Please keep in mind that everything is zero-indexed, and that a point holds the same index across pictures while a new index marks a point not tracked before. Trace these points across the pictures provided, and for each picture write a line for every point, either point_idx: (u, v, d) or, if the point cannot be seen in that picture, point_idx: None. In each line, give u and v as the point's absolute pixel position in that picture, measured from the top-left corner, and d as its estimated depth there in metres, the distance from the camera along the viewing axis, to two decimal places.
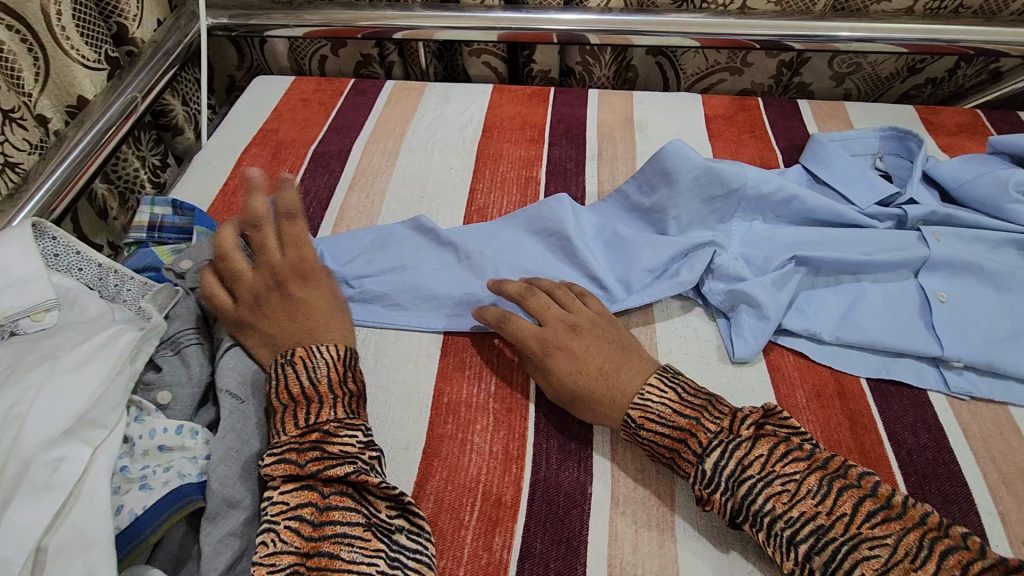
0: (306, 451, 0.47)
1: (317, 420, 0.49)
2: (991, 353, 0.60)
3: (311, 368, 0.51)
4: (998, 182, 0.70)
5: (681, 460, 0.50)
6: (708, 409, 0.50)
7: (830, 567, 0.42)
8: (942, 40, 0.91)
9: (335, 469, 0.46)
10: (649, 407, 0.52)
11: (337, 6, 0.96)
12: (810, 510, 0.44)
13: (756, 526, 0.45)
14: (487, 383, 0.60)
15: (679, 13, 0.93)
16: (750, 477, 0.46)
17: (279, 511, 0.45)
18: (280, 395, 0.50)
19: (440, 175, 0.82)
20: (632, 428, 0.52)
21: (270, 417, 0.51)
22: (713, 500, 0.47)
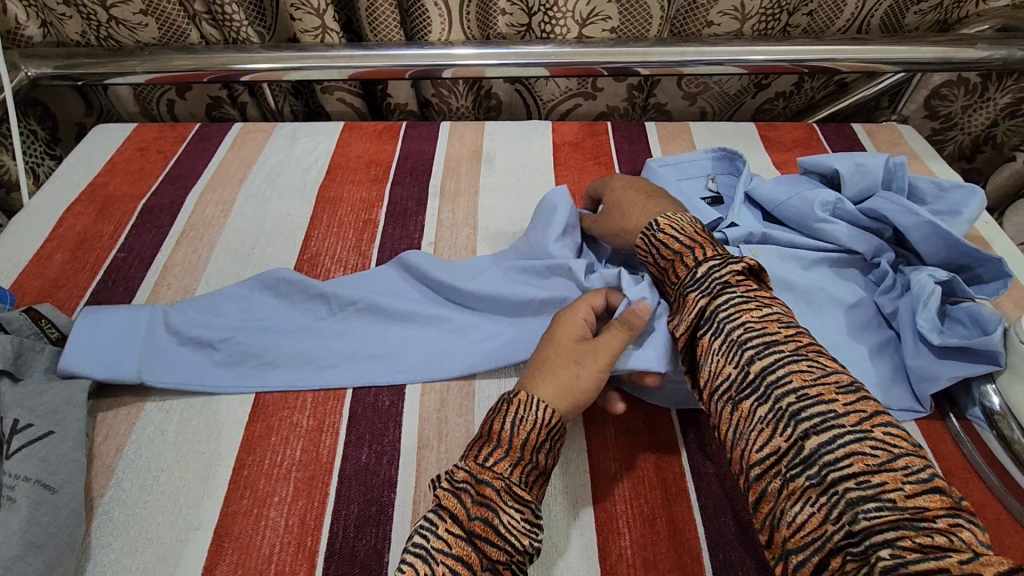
0: (478, 503, 0.46)
1: (494, 468, 0.48)
2: None
3: (518, 415, 0.50)
4: (806, 201, 0.72)
5: (681, 262, 0.56)
6: (529, 462, 0.49)
7: (766, 370, 0.46)
8: (772, 60, 0.94)
9: (494, 539, 0.44)
10: (675, 220, 0.59)
11: (173, 51, 0.92)
12: (772, 331, 0.48)
13: (715, 333, 0.50)
14: (293, 448, 0.58)
15: (522, 45, 0.93)
16: (732, 292, 0.51)
17: (439, 551, 0.43)
18: (488, 429, 0.50)
19: (276, 223, 0.80)
20: (653, 232, 0.59)
21: (477, 441, 0.50)
22: (688, 299, 0.53)
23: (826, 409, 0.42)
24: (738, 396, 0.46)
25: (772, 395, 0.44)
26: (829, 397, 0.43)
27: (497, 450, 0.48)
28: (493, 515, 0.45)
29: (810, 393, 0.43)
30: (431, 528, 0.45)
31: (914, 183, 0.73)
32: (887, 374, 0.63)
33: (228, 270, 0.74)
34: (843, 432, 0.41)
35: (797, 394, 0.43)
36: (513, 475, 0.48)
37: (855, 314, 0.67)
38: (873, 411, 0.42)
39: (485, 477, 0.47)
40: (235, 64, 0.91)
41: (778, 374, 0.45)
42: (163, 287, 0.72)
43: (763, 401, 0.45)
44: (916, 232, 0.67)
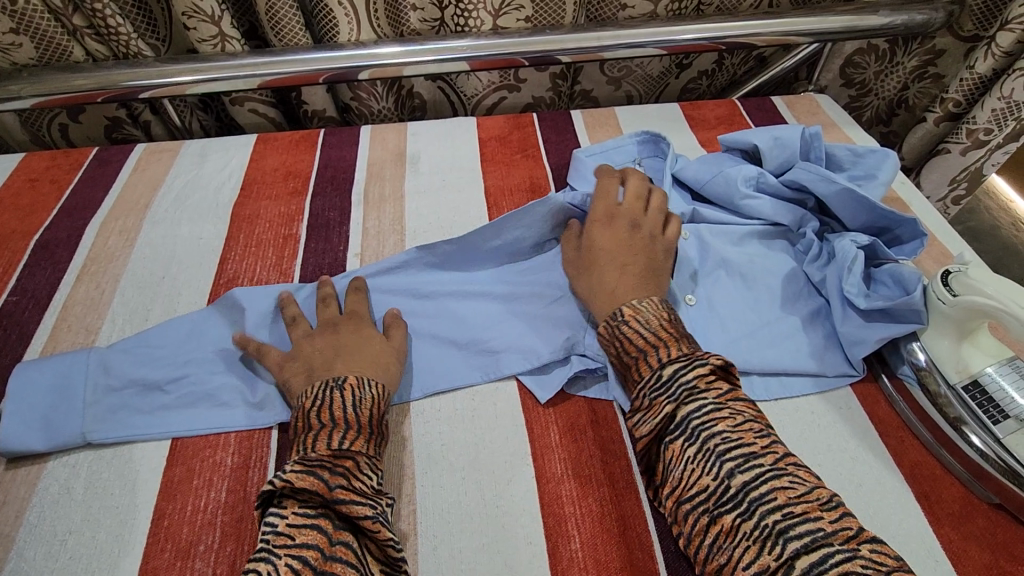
0: (335, 474, 0.47)
1: (350, 446, 0.50)
2: (731, 353, 0.62)
3: (360, 399, 0.53)
4: (730, 179, 0.72)
5: (645, 362, 0.53)
6: (376, 437, 0.53)
7: (746, 486, 0.44)
8: (690, 39, 0.94)
9: (355, 506, 0.46)
10: (641, 311, 0.57)
11: (56, 72, 0.85)
12: (748, 438, 0.46)
13: (688, 439, 0.48)
14: (217, 489, 0.54)
15: (436, 40, 0.90)
16: (703, 397, 0.49)
17: (282, 546, 0.43)
18: (320, 414, 0.52)
19: (187, 247, 0.75)
20: (620, 321, 0.57)
21: (302, 433, 0.51)
22: (654, 403, 0.50)
23: (813, 528, 0.41)
24: (717, 509, 0.45)
25: (756, 512, 0.43)
26: (814, 513, 0.42)
27: (348, 432, 0.51)
28: (355, 483, 0.47)
29: (795, 511, 0.42)
30: (273, 526, 0.44)
31: (831, 151, 0.74)
32: (820, 342, 0.63)
33: (136, 303, 0.69)
34: (833, 552, 0.39)
35: (782, 512, 0.42)
36: (368, 449, 0.51)
37: (787, 285, 0.68)
38: (857, 526, 0.41)
39: (341, 456, 0.49)
40: (130, 81, 0.85)
41: (760, 490, 0.43)
42: (64, 329, 0.66)
43: (746, 517, 0.43)
44: (834, 199, 0.68)
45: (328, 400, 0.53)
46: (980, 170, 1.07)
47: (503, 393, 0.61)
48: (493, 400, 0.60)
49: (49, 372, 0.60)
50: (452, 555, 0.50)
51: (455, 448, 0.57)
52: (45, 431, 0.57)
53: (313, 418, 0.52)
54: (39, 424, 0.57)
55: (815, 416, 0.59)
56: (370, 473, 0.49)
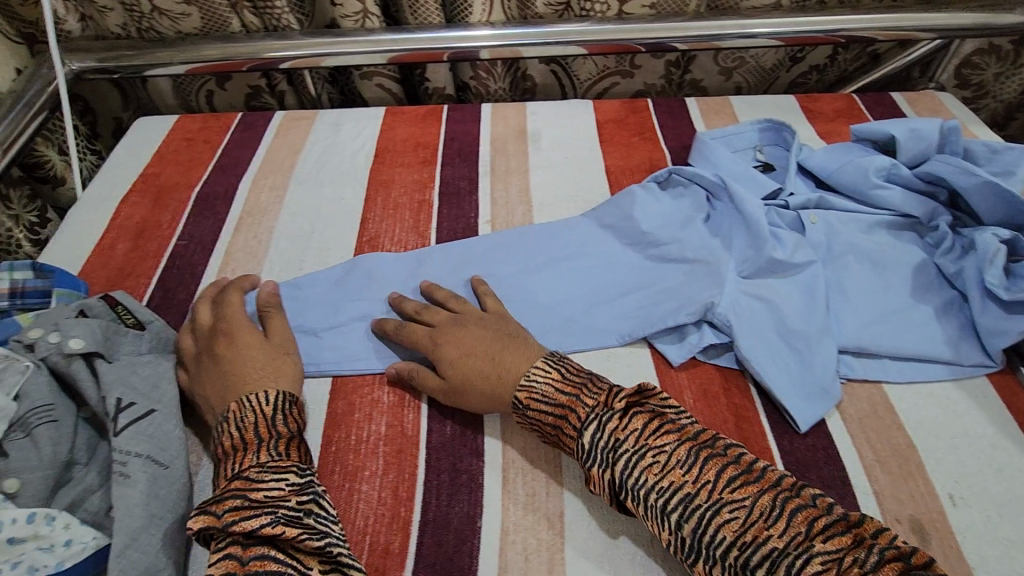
0: (225, 501, 0.45)
1: (240, 466, 0.49)
2: (862, 335, 0.63)
3: (241, 417, 0.52)
4: (861, 168, 0.73)
5: (565, 434, 0.52)
6: (267, 442, 0.51)
7: (699, 532, 0.45)
8: (813, 31, 0.94)
9: (251, 520, 0.44)
10: (534, 386, 0.54)
11: (214, 41, 0.93)
12: (677, 479, 0.47)
13: (643, 501, 0.48)
14: (377, 423, 0.59)
15: (561, 23, 0.94)
16: (624, 451, 0.48)
17: None
18: (224, 444, 0.51)
19: (331, 207, 0.81)
20: (522, 407, 0.54)
21: (220, 461, 0.51)
22: (594, 475, 0.50)
23: (770, 556, 0.42)
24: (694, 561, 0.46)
25: (717, 558, 0.44)
26: (762, 535, 0.43)
27: (236, 453, 0.50)
28: (249, 496, 0.45)
29: (749, 541, 0.43)
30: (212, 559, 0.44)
31: (966, 146, 0.74)
32: (954, 332, 0.64)
33: (290, 253, 0.75)
34: (794, 560, 0.41)
35: (737, 548, 0.43)
36: (260, 455, 0.49)
37: (918, 275, 0.68)
38: (806, 525, 0.43)
39: (235, 478, 0.47)
40: (278, 52, 0.92)
41: (710, 533, 0.44)
42: (228, 273, 0.73)
43: (714, 564, 0.44)
44: (973, 192, 0.68)
45: (218, 432, 0.52)
46: None
47: (635, 357, 0.64)
48: (628, 363, 0.63)
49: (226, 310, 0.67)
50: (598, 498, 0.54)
51: None
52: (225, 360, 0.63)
53: (227, 440, 0.51)
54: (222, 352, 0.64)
55: (951, 403, 0.59)
56: (277, 477, 0.48)
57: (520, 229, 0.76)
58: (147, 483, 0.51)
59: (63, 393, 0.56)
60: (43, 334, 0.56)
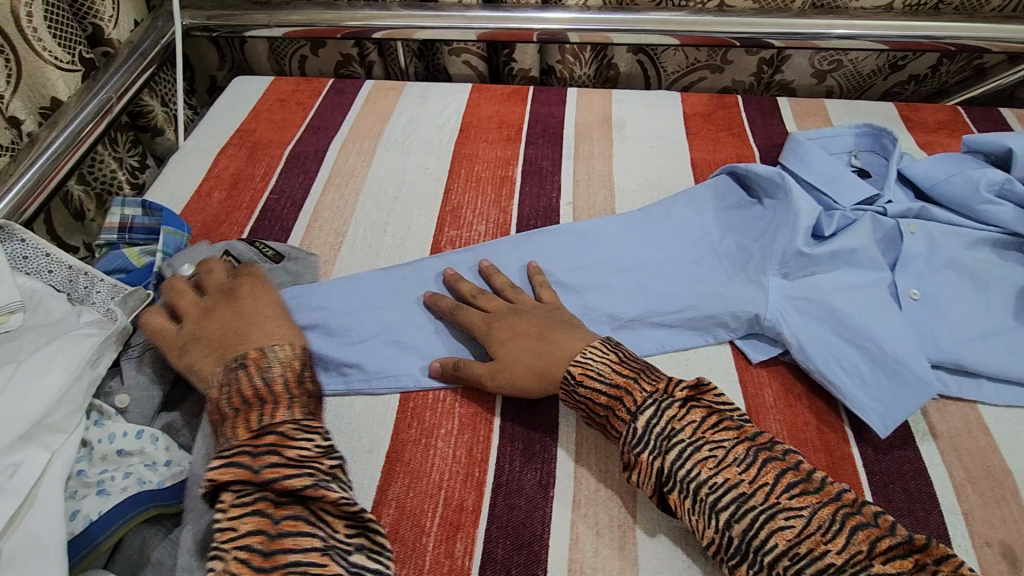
0: (261, 457, 0.44)
1: (271, 420, 0.47)
2: (960, 352, 0.60)
3: (267, 368, 0.49)
4: (969, 182, 0.70)
5: (614, 417, 0.50)
6: (299, 400, 0.49)
7: (748, 534, 0.43)
8: (924, 36, 0.90)
9: (289, 480, 0.43)
10: (590, 364, 0.52)
11: (317, 7, 0.96)
12: (734, 478, 0.45)
13: (682, 494, 0.46)
14: (453, 385, 0.60)
15: (658, 11, 0.92)
16: (680, 441, 0.47)
17: (228, 540, 0.41)
18: (230, 399, 0.48)
19: (416, 175, 0.82)
20: (573, 385, 0.53)
21: (217, 420, 0.48)
22: (640, 460, 0.48)
23: (823, 570, 0.41)
24: (730, 563, 0.44)
25: (764, 564, 0.42)
26: (819, 549, 0.41)
27: (265, 406, 0.47)
28: (286, 454, 0.45)
29: (802, 552, 0.41)
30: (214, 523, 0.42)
31: None
32: None
33: (375, 216, 0.77)
34: None
35: (789, 557, 0.42)
36: (294, 412, 0.48)
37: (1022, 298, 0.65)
38: (866, 544, 0.41)
39: (263, 433, 0.46)
40: (374, 21, 0.94)
41: (761, 538, 0.43)
42: (316, 228, 0.75)
43: (759, 570, 0.42)
44: None
45: (230, 382, 0.49)
46: None
47: (715, 349, 0.63)
48: (707, 356, 0.63)
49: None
50: None
51: None
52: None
53: (231, 393, 0.48)
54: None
55: None
56: (307, 436, 0.47)
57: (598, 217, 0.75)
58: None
59: None
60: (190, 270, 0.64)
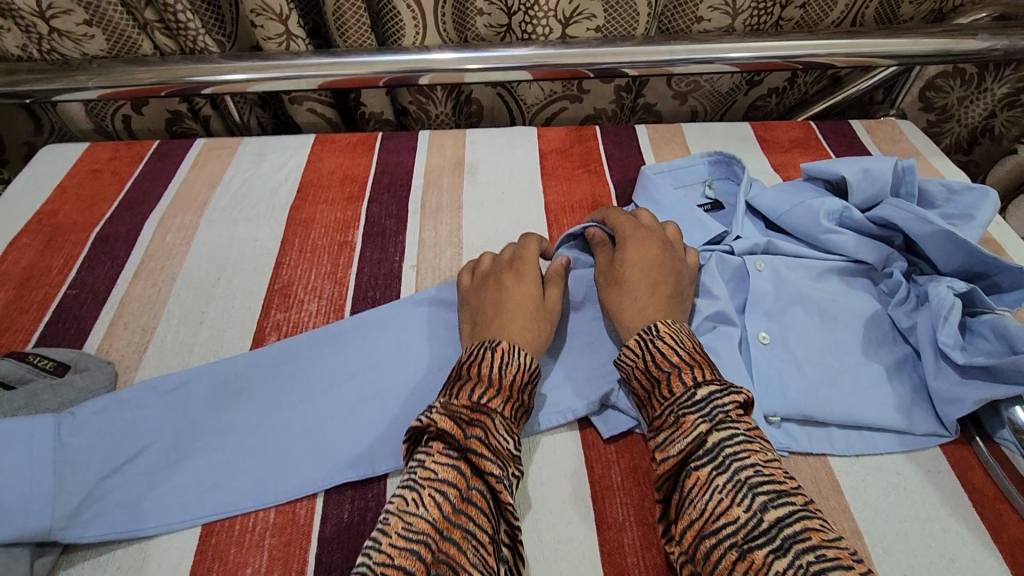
0: (472, 427, 0.48)
1: (486, 402, 0.50)
2: (808, 401, 0.57)
3: (507, 361, 0.52)
4: (810, 212, 0.68)
5: (677, 377, 0.51)
6: (516, 403, 0.52)
7: (780, 522, 0.42)
8: (769, 56, 0.89)
9: (486, 458, 0.47)
10: (676, 330, 0.54)
11: (125, 64, 0.85)
12: (780, 477, 0.45)
13: (716, 468, 0.46)
14: (265, 508, 0.53)
15: (502, 47, 0.88)
16: (736, 429, 0.48)
17: (426, 477, 0.46)
18: (468, 368, 0.52)
19: (243, 249, 0.74)
20: (652, 336, 0.54)
21: (454, 382, 0.52)
22: (687, 422, 0.48)
23: (847, 575, 0.37)
24: (746, 545, 0.41)
25: (789, 548, 0.40)
26: (847, 562, 0.39)
27: (489, 389, 0.51)
28: (493, 438, 0.48)
29: (828, 554, 0.39)
30: (420, 462, 0.47)
31: (922, 186, 0.70)
32: (907, 395, 0.58)
33: (192, 305, 0.68)
34: None
35: (815, 553, 0.39)
36: (506, 408, 0.51)
37: (869, 330, 0.63)
38: None
39: (479, 412, 0.49)
40: (192, 77, 0.85)
41: (794, 528, 0.41)
42: (120, 326, 0.66)
43: (778, 553, 0.40)
44: (930, 240, 0.63)
45: (470, 358, 0.53)
46: None
47: (564, 432, 0.58)
48: (552, 435, 0.58)
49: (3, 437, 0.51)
50: None
51: (512, 483, 0.54)
52: (23, 514, 0.48)
53: (476, 366, 0.52)
54: (23, 495, 0.50)
55: (901, 478, 0.54)
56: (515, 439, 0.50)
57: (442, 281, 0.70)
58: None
59: None
60: None
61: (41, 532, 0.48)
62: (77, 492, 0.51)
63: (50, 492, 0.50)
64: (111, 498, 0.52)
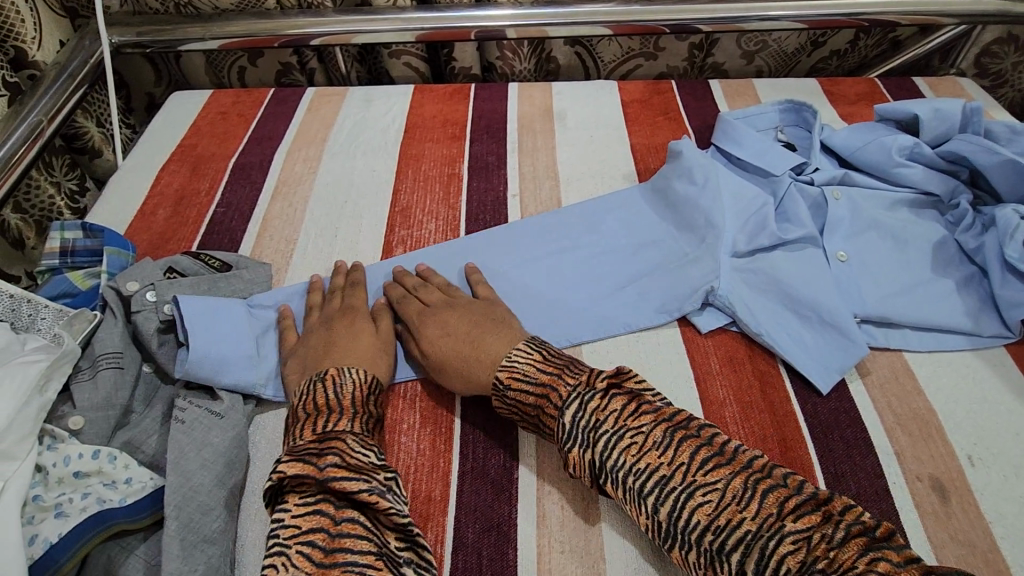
0: (325, 455, 0.47)
1: (335, 428, 0.50)
2: (886, 307, 0.64)
3: (342, 383, 0.53)
4: (883, 148, 0.75)
5: (545, 414, 0.51)
6: (365, 416, 0.52)
7: (684, 514, 0.43)
8: (839, 15, 0.95)
9: (347, 481, 0.45)
10: (514, 365, 0.54)
11: (250, 17, 0.95)
12: (654, 462, 0.45)
13: (622, 483, 0.46)
14: (413, 381, 0.62)
15: (589, 4, 0.96)
16: (605, 431, 0.47)
17: (290, 536, 0.43)
18: (307, 405, 0.52)
19: (364, 178, 0.83)
20: (504, 384, 0.53)
21: (291, 425, 0.52)
22: (574, 456, 0.48)
23: (748, 537, 0.41)
24: (672, 548, 0.44)
25: (693, 543, 0.42)
26: (737, 518, 0.41)
27: (334, 415, 0.51)
28: (348, 458, 0.47)
29: (720, 526, 0.42)
30: (280, 519, 0.44)
31: (988, 128, 0.76)
32: (974, 304, 0.65)
33: (326, 222, 0.77)
34: (769, 550, 0.40)
35: (712, 533, 0.42)
36: (354, 427, 0.50)
37: (938, 251, 0.70)
38: (800, 511, 0.41)
39: (328, 437, 0.48)
40: (309, 27, 0.94)
41: (686, 518, 0.43)
42: (266, 237, 0.75)
43: (691, 550, 0.43)
44: (996, 171, 0.69)
45: (310, 391, 0.53)
46: None
47: (664, 330, 0.66)
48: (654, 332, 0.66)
49: (209, 312, 0.61)
50: None
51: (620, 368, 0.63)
52: (232, 369, 0.58)
53: (305, 407, 0.52)
54: None
55: (970, 370, 0.61)
56: (371, 451, 0.49)
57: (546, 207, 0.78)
58: (202, 431, 0.53)
59: (136, 346, 0.59)
60: (140, 289, 0.60)
61: (249, 384, 0.58)
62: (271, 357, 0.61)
63: (250, 354, 0.60)
64: None
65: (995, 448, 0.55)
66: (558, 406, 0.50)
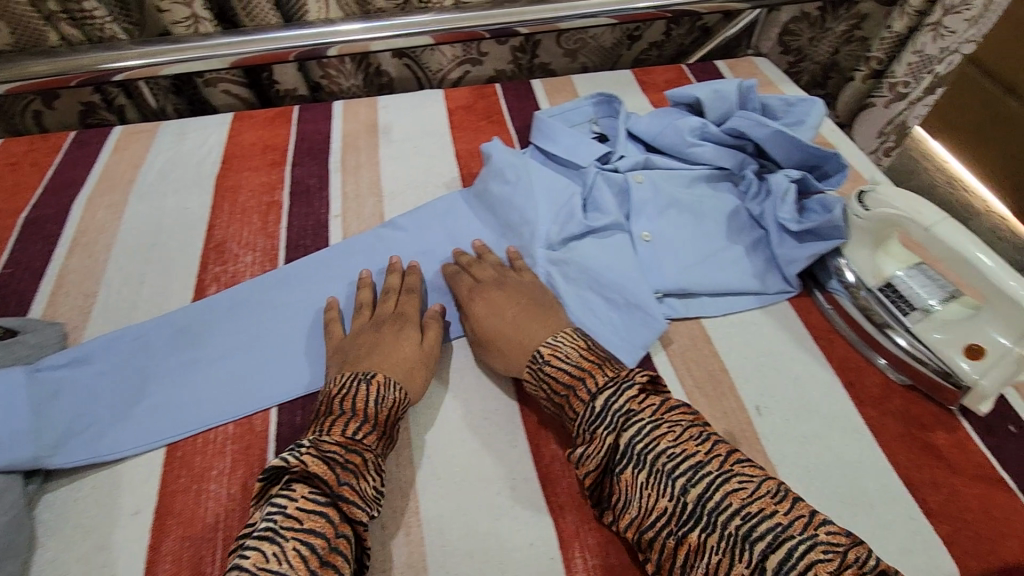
0: (347, 469, 0.47)
1: (362, 438, 0.50)
2: (685, 279, 0.69)
3: (383, 394, 0.54)
4: (677, 131, 0.80)
5: (574, 397, 0.52)
6: (386, 437, 0.53)
7: (702, 499, 0.45)
8: (639, 9, 1.01)
9: (354, 507, 0.46)
10: (559, 347, 0.56)
11: (32, 57, 0.87)
12: (690, 448, 0.47)
13: (637, 467, 0.48)
14: (223, 423, 0.59)
15: (404, 15, 0.95)
16: (639, 419, 0.49)
17: (289, 528, 0.43)
18: (342, 402, 0.53)
19: (175, 217, 0.79)
20: (540, 364, 0.56)
21: (321, 417, 0.52)
22: (596, 437, 0.50)
23: (772, 525, 0.42)
24: (681, 531, 0.45)
25: (718, 523, 0.43)
26: (769, 509, 0.43)
27: (364, 424, 0.52)
28: (361, 483, 0.47)
29: (752, 512, 0.43)
30: (281, 508, 0.44)
31: (766, 103, 0.83)
32: (761, 265, 0.71)
33: (131, 270, 0.73)
34: (797, 544, 0.41)
35: (741, 516, 0.43)
36: (375, 446, 0.51)
37: (731, 221, 0.75)
38: (809, 512, 0.43)
39: (352, 447, 0.49)
40: (104, 63, 0.87)
41: (715, 500, 0.44)
42: (61, 295, 0.70)
43: (709, 531, 0.44)
44: (769, 142, 0.76)
45: (349, 389, 0.54)
46: (904, 123, 1.12)
47: None
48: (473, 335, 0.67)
49: None
50: (444, 460, 0.57)
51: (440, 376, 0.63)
52: (6, 447, 0.53)
53: (337, 404, 0.53)
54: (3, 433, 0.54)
55: (759, 326, 0.67)
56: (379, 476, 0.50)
57: (369, 224, 0.78)
58: None
59: None
60: None
61: (28, 460, 0.54)
62: (56, 428, 0.57)
63: (28, 428, 0.55)
64: (86, 432, 0.57)
65: (778, 395, 0.60)
66: (589, 392, 0.52)
